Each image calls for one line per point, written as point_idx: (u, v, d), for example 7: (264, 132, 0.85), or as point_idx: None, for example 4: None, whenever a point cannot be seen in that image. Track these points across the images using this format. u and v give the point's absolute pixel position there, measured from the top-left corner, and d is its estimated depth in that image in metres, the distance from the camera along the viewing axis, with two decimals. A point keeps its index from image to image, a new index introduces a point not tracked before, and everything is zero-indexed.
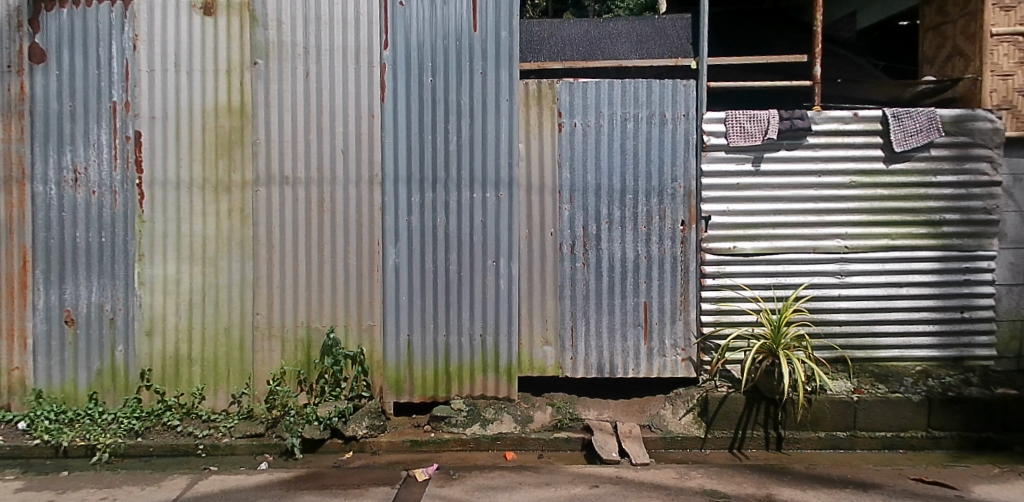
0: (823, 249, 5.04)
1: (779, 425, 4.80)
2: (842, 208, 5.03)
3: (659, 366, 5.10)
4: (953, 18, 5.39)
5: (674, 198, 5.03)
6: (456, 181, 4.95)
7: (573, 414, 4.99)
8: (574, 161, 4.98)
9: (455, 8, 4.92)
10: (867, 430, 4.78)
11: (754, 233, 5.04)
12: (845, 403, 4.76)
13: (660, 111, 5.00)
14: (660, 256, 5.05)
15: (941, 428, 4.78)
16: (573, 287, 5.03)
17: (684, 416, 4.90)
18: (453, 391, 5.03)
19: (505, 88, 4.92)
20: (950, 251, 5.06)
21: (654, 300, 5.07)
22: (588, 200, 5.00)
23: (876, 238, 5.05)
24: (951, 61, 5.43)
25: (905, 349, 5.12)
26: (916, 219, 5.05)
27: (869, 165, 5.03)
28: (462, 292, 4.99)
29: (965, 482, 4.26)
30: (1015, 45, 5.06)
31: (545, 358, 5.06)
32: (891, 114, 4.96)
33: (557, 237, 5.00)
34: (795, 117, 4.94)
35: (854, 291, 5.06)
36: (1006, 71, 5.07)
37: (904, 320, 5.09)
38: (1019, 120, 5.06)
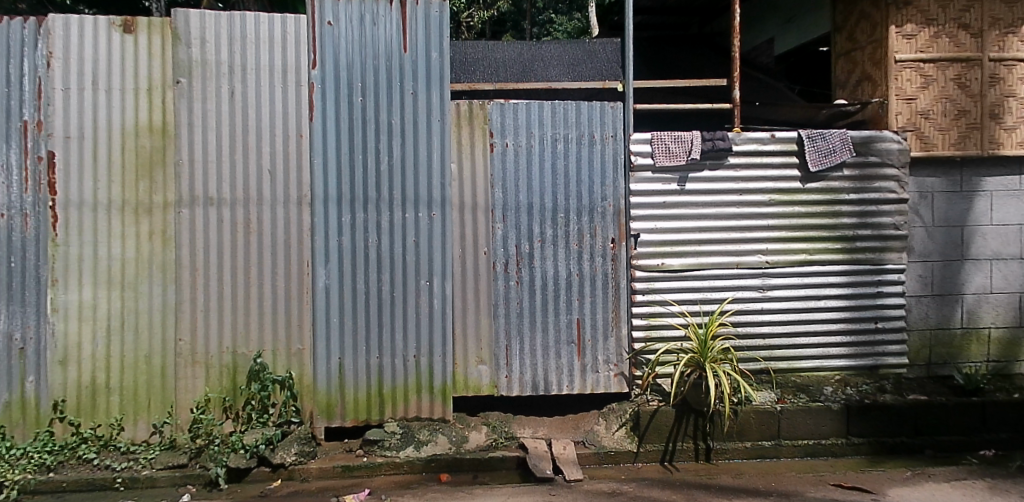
0: (746, 264, 5.23)
1: (708, 436, 4.91)
2: (763, 225, 5.25)
3: (592, 382, 5.17)
4: (861, 45, 5.72)
5: (604, 216, 5.14)
6: (387, 201, 4.92)
7: (509, 433, 4.97)
8: (507, 181, 5.04)
9: (384, 28, 4.92)
10: (791, 439, 4.94)
11: (680, 250, 5.20)
12: (769, 413, 4.92)
13: (590, 132, 5.11)
14: (591, 273, 5.14)
15: (859, 435, 4.98)
16: (506, 305, 5.06)
17: (616, 431, 4.97)
18: (386, 414, 4.97)
19: (436, 108, 4.94)
20: (864, 265, 5.33)
21: (587, 317, 5.15)
22: (521, 219, 5.05)
23: (795, 253, 5.27)
24: (860, 86, 5.75)
25: (824, 359, 5.35)
26: (832, 235, 5.30)
27: (787, 184, 5.26)
28: (395, 313, 4.94)
29: (881, 486, 4.45)
30: (917, 71, 5.40)
31: (480, 378, 5.06)
32: (806, 136, 5.20)
33: (491, 256, 5.03)
34: (716, 139, 5.13)
35: (776, 305, 5.26)
36: (910, 95, 5.40)
37: (823, 332, 5.32)
38: (922, 141, 5.38)
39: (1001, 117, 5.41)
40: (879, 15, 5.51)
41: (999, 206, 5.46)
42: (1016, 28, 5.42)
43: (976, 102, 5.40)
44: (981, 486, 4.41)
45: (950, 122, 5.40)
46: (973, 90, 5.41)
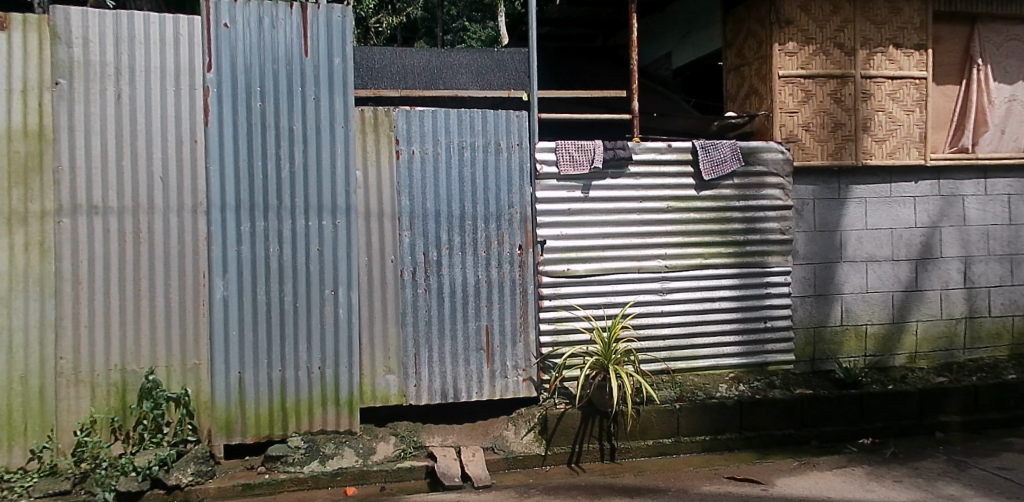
0: (646, 269, 5.46)
1: (612, 436, 5.05)
2: (661, 231, 5.48)
3: (501, 387, 5.22)
4: (749, 61, 6.06)
5: (511, 223, 5.20)
6: (290, 209, 4.79)
7: (417, 442, 4.94)
8: (413, 188, 5.01)
9: (284, 32, 4.80)
10: (689, 435, 5.16)
11: (584, 256, 5.36)
12: (669, 411, 5.12)
13: (496, 140, 5.16)
14: (499, 280, 5.19)
15: (752, 429, 5.25)
16: (415, 313, 5.03)
17: (524, 436, 5.03)
18: (290, 428, 4.83)
19: (339, 114, 4.86)
20: (753, 268, 5.65)
21: (495, 323, 5.19)
22: (428, 226, 5.04)
23: (691, 258, 5.54)
24: (748, 100, 6.09)
25: (719, 358, 5.64)
26: (724, 240, 5.60)
27: (683, 191, 5.51)
28: (299, 323, 4.82)
29: (770, 476, 4.71)
30: (798, 86, 5.77)
31: (388, 387, 5.00)
32: (699, 146, 5.47)
33: (398, 264, 4.99)
34: (617, 148, 5.33)
35: (674, 308, 5.51)
36: (792, 109, 5.77)
37: (718, 332, 5.61)
38: (804, 151, 5.76)
39: (872, 129, 5.87)
40: (764, 33, 5.86)
41: (872, 212, 5.92)
42: (884, 48, 5.91)
43: (851, 116, 5.84)
44: (858, 471, 4.75)
45: (828, 134, 5.81)
46: (848, 104, 5.84)
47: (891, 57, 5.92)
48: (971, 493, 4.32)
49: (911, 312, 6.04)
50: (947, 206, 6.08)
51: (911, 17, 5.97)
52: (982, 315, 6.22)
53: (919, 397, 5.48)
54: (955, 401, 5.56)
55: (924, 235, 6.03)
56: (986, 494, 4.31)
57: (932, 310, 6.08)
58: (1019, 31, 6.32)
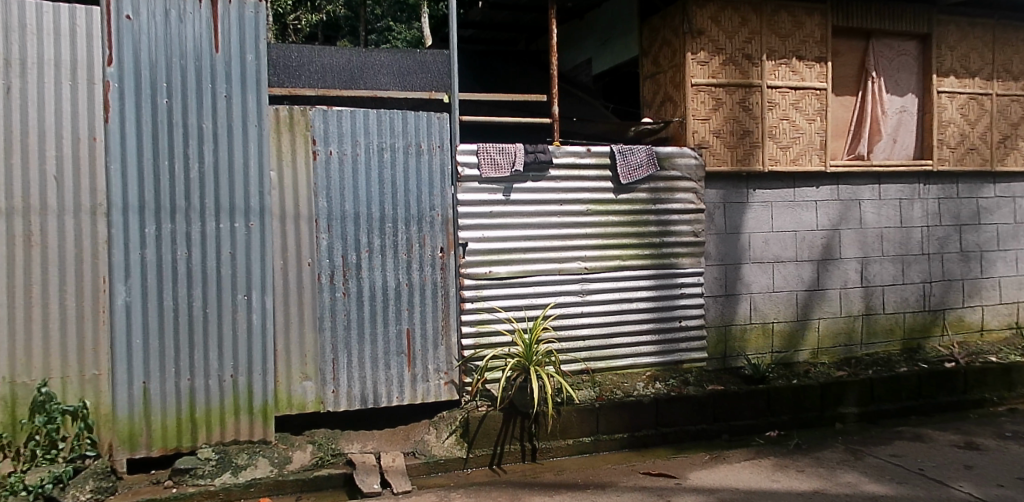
0: (566, 271, 5.55)
1: (533, 437, 5.08)
2: (581, 233, 5.59)
3: (422, 391, 5.17)
4: (664, 69, 6.24)
5: (432, 225, 5.16)
6: (199, 210, 4.60)
7: (335, 450, 4.81)
8: (331, 190, 4.90)
9: (193, 26, 4.61)
10: (607, 433, 5.26)
11: (506, 258, 5.39)
12: (588, 410, 5.21)
13: (416, 141, 5.11)
14: (420, 283, 5.14)
15: (668, 425, 5.40)
16: (332, 318, 4.92)
17: (446, 439, 4.99)
18: (199, 439, 4.64)
19: (252, 113, 4.71)
20: (668, 270, 5.85)
21: (416, 327, 5.14)
22: (346, 228, 4.93)
23: (609, 259, 5.68)
24: (663, 106, 6.27)
25: (636, 357, 5.81)
26: (640, 243, 5.76)
27: (601, 195, 5.63)
28: (209, 330, 4.63)
29: (684, 471, 4.86)
30: (709, 94, 5.99)
31: (305, 394, 4.87)
32: (617, 151, 5.60)
33: (315, 268, 4.87)
34: (538, 151, 5.39)
35: (593, 309, 5.63)
36: (704, 116, 5.99)
37: (635, 332, 5.77)
38: (716, 157, 5.99)
39: (777, 136, 6.16)
40: (677, 42, 6.05)
41: (778, 215, 6.22)
42: (788, 60, 6.22)
43: (758, 124, 6.11)
44: (765, 463, 4.97)
45: (737, 140, 6.06)
46: (755, 113, 6.11)
47: (794, 69, 6.24)
48: (865, 480, 4.59)
49: (814, 310, 6.37)
50: (846, 210, 6.45)
51: (812, 31, 6.30)
52: (877, 312, 6.62)
53: (821, 391, 5.78)
54: (853, 393, 5.89)
55: (825, 237, 6.37)
56: (879, 480, 4.58)
57: (833, 308, 6.44)
58: (908, 46, 6.77)
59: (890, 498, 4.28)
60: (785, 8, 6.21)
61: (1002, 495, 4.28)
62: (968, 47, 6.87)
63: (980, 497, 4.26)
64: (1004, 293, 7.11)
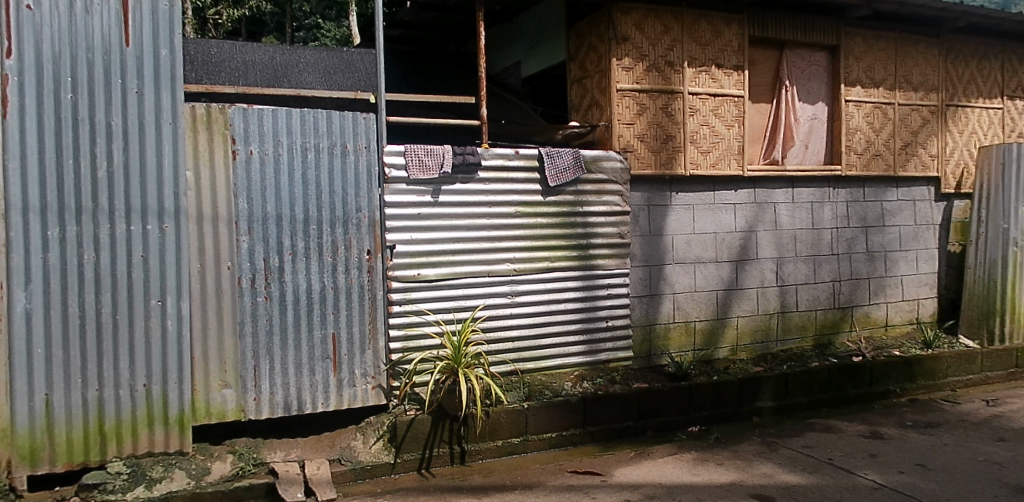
0: (495, 272, 5.57)
1: (462, 439, 5.07)
2: (510, 235, 5.61)
3: (349, 396, 5.07)
4: (591, 73, 6.34)
5: (358, 228, 5.08)
6: (108, 211, 4.37)
7: (257, 459, 4.67)
8: (252, 190, 4.75)
9: (100, 18, 4.38)
10: (536, 433, 5.29)
11: (435, 260, 5.36)
12: (517, 411, 5.22)
13: (341, 141, 5.01)
14: (346, 286, 5.05)
15: (595, 424, 5.48)
16: (254, 323, 4.77)
17: (373, 444, 4.92)
18: (109, 453, 4.41)
19: (166, 110, 4.51)
20: (594, 271, 5.95)
21: (342, 331, 5.04)
22: (268, 230, 4.79)
23: (538, 261, 5.73)
24: (590, 111, 6.36)
25: (564, 357, 5.88)
26: (568, 245, 5.85)
27: (529, 197, 5.68)
28: (120, 337, 4.40)
29: (610, 468, 4.95)
30: (634, 100, 6.13)
31: (224, 402, 4.70)
32: (545, 153, 5.66)
33: (235, 271, 4.71)
34: (467, 153, 5.37)
35: (521, 310, 5.67)
36: (629, 120, 6.12)
37: (563, 333, 5.85)
38: (640, 160, 6.13)
39: (698, 141, 6.36)
40: (603, 47, 6.16)
41: (699, 217, 6.42)
42: (708, 68, 6.43)
43: (680, 129, 6.30)
44: (687, 457, 5.12)
45: (660, 145, 6.22)
46: (677, 118, 6.30)
47: (713, 76, 6.46)
48: (780, 470, 4.79)
49: (733, 309, 6.61)
50: (761, 212, 6.72)
51: (730, 40, 6.54)
52: (791, 310, 6.93)
53: (740, 386, 6.00)
54: (770, 388, 6.14)
55: (742, 238, 6.62)
56: (793, 470, 4.79)
57: (751, 306, 6.70)
58: (818, 57, 7.12)
59: (802, 487, 4.48)
60: (705, 17, 6.43)
61: (903, 480, 4.54)
62: (872, 59, 7.27)
63: (884, 483, 4.51)
64: (905, 290, 7.56)
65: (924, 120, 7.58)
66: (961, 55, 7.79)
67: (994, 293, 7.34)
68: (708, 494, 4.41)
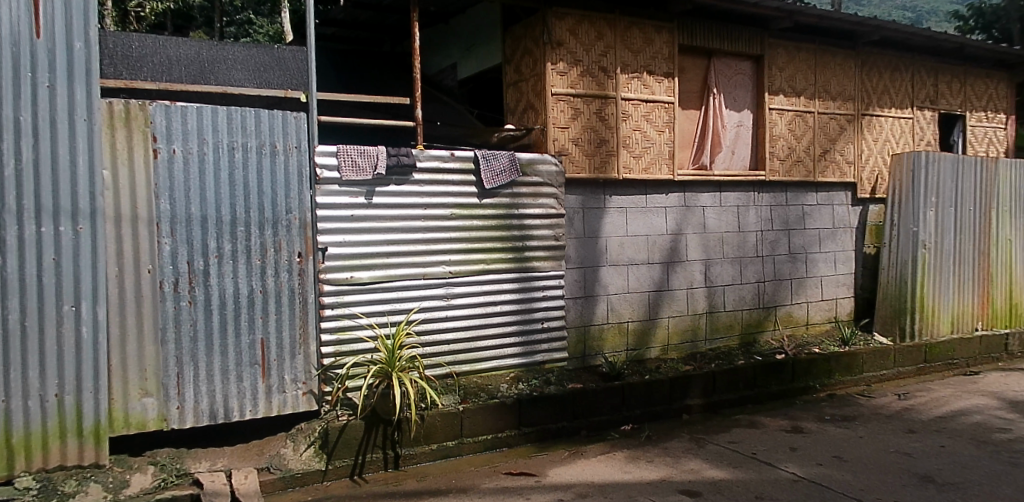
0: (431, 275, 5.53)
1: (396, 444, 5.00)
2: (445, 238, 5.59)
3: (279, 403, 4.94)
4: (526, 77, 6.38)
5: (289, 229, 4.95)
6: (16, 212, 4.13)
7: (181, 470, 4.50)
8: (174, 191, 4.57)
9: (8, 8, 4.13)
10: (471, 436, 5.27)
11: (369, 263, 5.29)
12: (452, 414, 5.19)
13: (271, 141, 4.88)
14: (276, 289, 4.92)
15: (530, 425, 5.51)
16: (177, 329, 4.59)
17: (303, 452, 4.80)
18: (17, 467, 4.16)
19: (80, 106, 4.29)
20: (530, 273, 5.98)
21: (272, 336, 4.91)
22: (192, 232, 4.62)
23: (474, 263, 5.73)
24: (525, 114, 6.40)
25: (500, 359, 5.89)
26: (504, 247, 5.87)
27: (465, 199, 5.67)
28: (29, 345, 4.16)
29: (544, 468, 4.99)
30: (568, 104, 6.20)
31: (145, 411, 4.51)
32: (480, 156, 5.67)
33: (156, 275, 4.52)
34: (401, 154, 5.32)
35: (457, 313, 5.65)
36: (564, 124, 6.19)
37: (498, 335, 5.86)
38: (575, 164, 6.21)
39: (630, 146, 6.49)
40: (537, 51, 6.20)
41: (632, 220, 6.55)
42: (640, 74, 6.57)
43: (613, 133, 6.41)
44: (619, 455, 5.21)
45: (593, 149, 6.31)
46: (610, 123, 6.40)
47: (645, 83, 6.61)
48: (707, 466, 4.93)
49: (664, 310, 6.77)
50: (690, 215, 6.90)
51: (661, 48, 6.70)
52: (719, 310, 7.15)
53: (671, 385, 6.15)
54: (699, 386, 6.31)
55: (672, 241, 6.79)
56: (719, 466, 4.94)
57: (681, 307, 6.88)
58: (744, 66, 7.38)
59: (728, 481, 4.62)
60: (637, 24, 6.56)
61: (821, 472, 4.75)
62: (794, 69, 7.58)
63: (804, 476, 4.70)
64: (825, 290, 7.91)
65: (842, 128, 7.94)
66: (875, 67, 8.21)
67: (904, 292, 7.76)
68: (638, 492, 4.49)
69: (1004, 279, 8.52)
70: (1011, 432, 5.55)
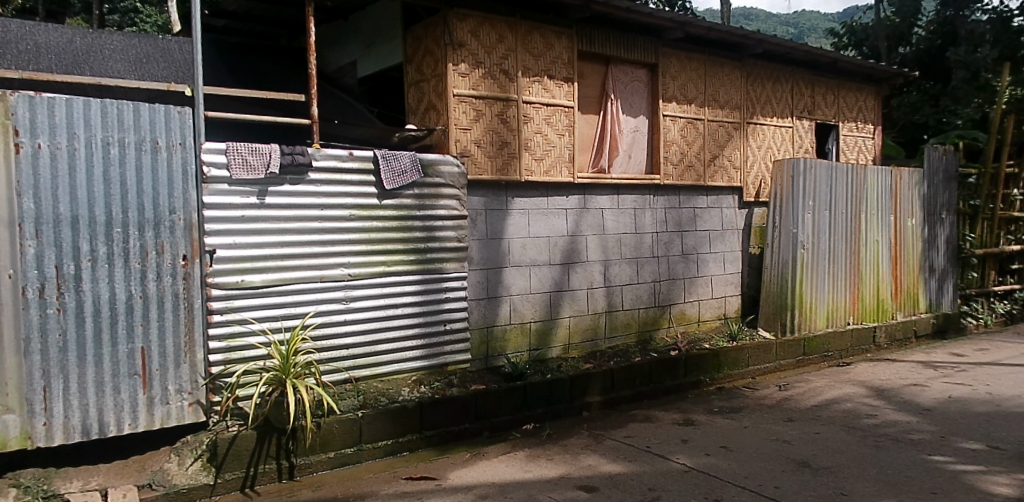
0: (328, 278, 5.38)
1: (291, 453, 4.82)
2: (343, 239, 5.45)
3: (161, 416, 4.65)
4: (427, 77, 6.32)
5: (172, 231, 4.68)
6: None
7: (48, 491, 4.15)
8: (40, 188, 4.22)
9: None
10: (370, 442, 5.16)
11: (261, 266, 5.07)
12: (351, 420, 5.06)
13: (151, 137, 4.60)
14: (158, 295, 4.64)
15: (432, 428, 5.45)
16: (43, 339, 4.24)
17: (190, 466, 4.55)
18: None
19: None
20: (432, 274, 5.93)
21: (153, 345, 4.62)
22: (62, 233, 4.29)
23: (374, 266, 5.62)
24: (427, 114, 6.34)
25: (400, 363, 5.79)
26: (405, 248, 5.78)
27: (364, 200, 5.55)
28: None
29: (444, 471, 4.96)
30: (469, 105, 6.20)
31: (5, 429, 4.14)
32: (380, 155, 5.56)
33: (19, 281, 4.16)
34: (296, 153, 5.14)
35: (356, 316, 5.52)
36: (465, 125, 6.17)
37: (399, 338, 5.77)
38: (476, 165, 6.21)
39: (531, 148, 6.56)
40: (438, 52, 6.17)
41: (533, 221, 6.62)
42: (540, 78, 6.66)
43: (515, 135, 6.46)
44: (519, 455, 5.25)
45: (495, 150, 6.33)
46: (512, 125, 6.45)
47: (545, 86, 6.70)
48: (603, 461, 5.05)
49: (564, 309, 6.90)
50: (589, 217, 7.06)
51: (561, 53, 6.82)
52: (617, 309, 7.36)
53: (571, 383, 6.26)
54: (598, 383, 6.46)
55: (572, 242, 6.92)
56: (614, 460, 5.07)
57: (581, 306, 7.03)
58: (640, 73, 7.63)
59: (623, 475, 4.75)
60: (537, 28, 6.65)
61: (709, 462, 4.97)
62: (686, 77, 7.91)
63: (693, 466, 4.90)
64: (715, 289, 8.30)
65: (729, 135, 8.36)
66: (759, 77, 8.70)
67: (786, 290, 8.26)
68: (537, 490, 4.54)
69: (873, 277, 9.22)
70: (877, 417, 6.02)
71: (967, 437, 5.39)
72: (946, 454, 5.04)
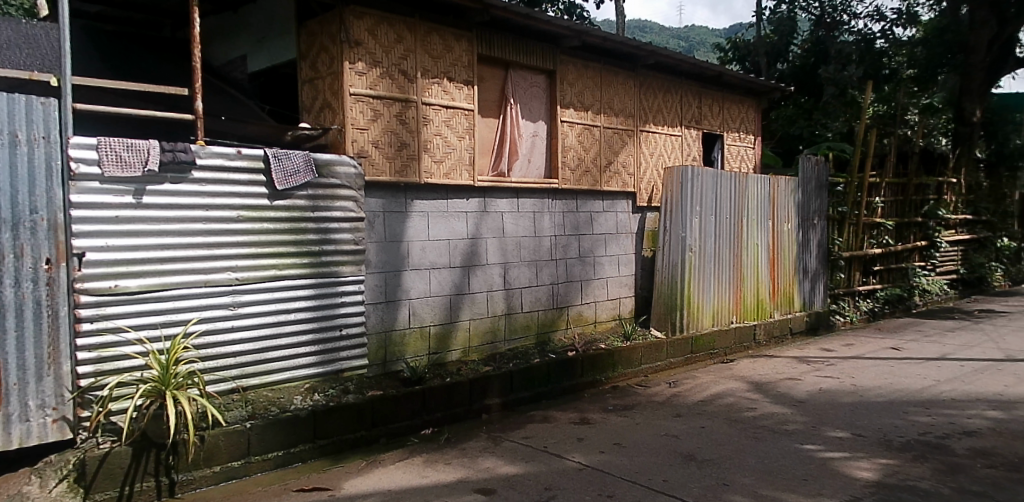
0: (214, 282, 5.11)
1: (171, 469, 4.53)
2: (231, 242, 5.20)
3: (19, 434, 4.27)
4: (322, 75, 6.14)
5: (34, 232, 4.32)
6: None
7: None
8: None
9: None
10: (259, 454, 4.94)
11: (138, 270, 4.75)
12: (238, 432, 4.83)
13: (10, 130, 4.23)
14: (16, 301, 4.27)
15: (326, 437, 5.29)
16: None
17: (54, 488, 4.20)
18: None
19: None
20: (326, 278, 5.77)
21: (10, 357, 4.24)
22: None
23: (264, 269, 5.39)
24: (322, 113, 6.16)
25: (292, 370, 5.59)
26: (297, 251, 5.59)
27: (254, 200, 5.31)
28: None
29: (338, 481, 4.81)
30: (366, 104, 6.07)
31: None
32: (271, 154, 5.36)
33: None
34: (178, 150, 4.86)
35: (244, 322, 5.28)
36: (362, 126, 6.04)
37: (290, 345, 5.57)
38: (373, 167, 6.09)
39: (430, 150, 6.51)
40: (334, 49, 6.01)
41: (432, 224, 6.57)
42: (439, 80, 6.62)
43: (414, 137, 6.39)
44: (417, 460, 5.18)
45: (393, 152, 6.23)
46: (410, 127, 6.38)
47: (444, 88, 6.67)
48: (501, 463, 5.07)
49: (464, 312, 6.88)
50: (488, 220, 7.08)
51: (460, 55, 6.80)
52: (516, 312, 7.42)
53: (470, 386, 6.25)
54: (497, 385, 6.49)
55: (471, 245, 6.92)
56: (512, 461, 5.11)
57: (480, 309, 7.03)
58: (538, 79, 7.74)
59: (520, 476, 4.79)
60: (436, 30, 6.61)
61: (603, 459, 5.09)
62: (583, 85, 8.11)
63: (587, 464, 5.01)
64: (610, 290, 8.54)
65: (623, 141, 8.64)
66: (651, 87, 9.04)
67: (676, 291, 8.62)
68: (433, 495, 4.50)
69: (754, 279, 9.78)
70: (757, 410, 6.39)
71: (835, 426, 5.81)
72: (816, 443, 5.41)
